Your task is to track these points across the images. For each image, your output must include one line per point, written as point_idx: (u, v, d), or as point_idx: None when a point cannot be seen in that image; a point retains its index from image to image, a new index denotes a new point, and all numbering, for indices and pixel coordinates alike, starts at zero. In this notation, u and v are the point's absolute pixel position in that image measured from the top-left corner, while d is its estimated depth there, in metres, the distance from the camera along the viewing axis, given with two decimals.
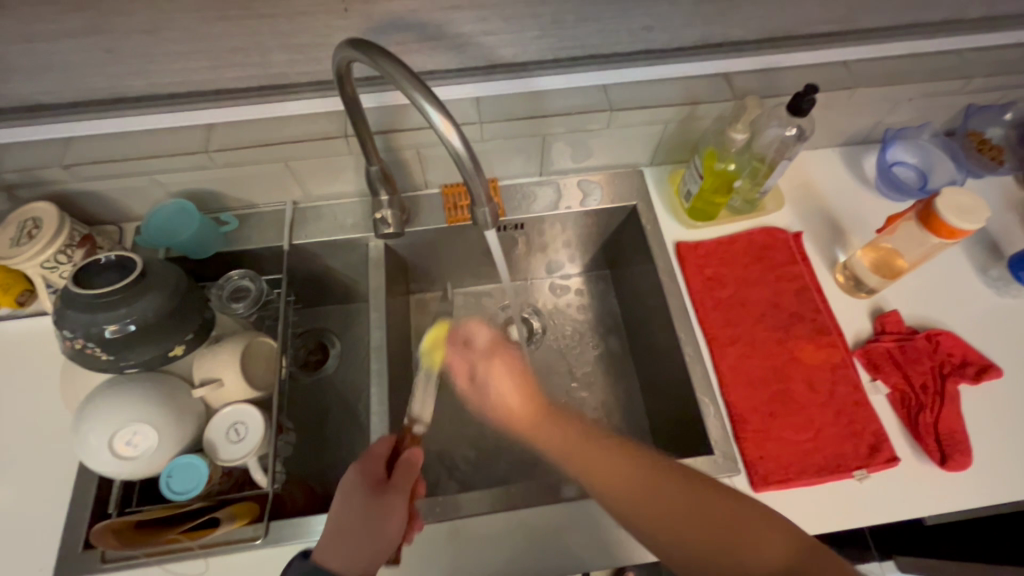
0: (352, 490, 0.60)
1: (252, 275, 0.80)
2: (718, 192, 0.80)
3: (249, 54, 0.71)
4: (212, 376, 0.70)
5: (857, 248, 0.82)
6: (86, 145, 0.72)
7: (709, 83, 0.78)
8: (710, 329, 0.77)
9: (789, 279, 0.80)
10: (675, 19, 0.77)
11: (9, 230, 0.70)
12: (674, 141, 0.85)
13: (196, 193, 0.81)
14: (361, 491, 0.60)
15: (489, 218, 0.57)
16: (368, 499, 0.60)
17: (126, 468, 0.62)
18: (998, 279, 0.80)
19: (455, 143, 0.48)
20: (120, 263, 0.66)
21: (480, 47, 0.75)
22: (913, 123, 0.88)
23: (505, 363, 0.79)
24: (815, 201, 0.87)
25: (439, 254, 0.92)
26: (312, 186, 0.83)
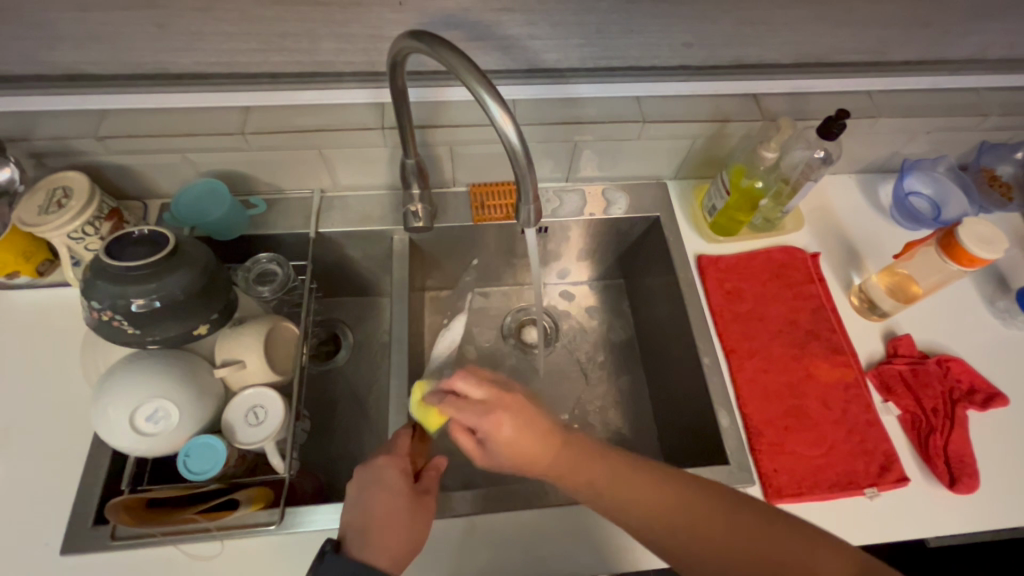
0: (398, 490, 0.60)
1: (280, 259, 0.81)
2: (741, 210, 0.82)
3: (298, 39, 0.69)
4: (234, 358, 0.69)
5: (872, 272, 0.85)
6: (126, 119, 0.72)
7: (740, 103, 0.80)
8: (729, 341, 0.79)
9: (806, 297, 0.82)
10: (716, 37, 0.76)
11: (38, 198, 0.69)
12: (700, 156, 0.87)
13: (226, 174, 0.81)
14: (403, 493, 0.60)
15: (532, 217, 0.58)
16: (412, 500, 0.60)
17: (143, 445, 0.62)
18: (1005, 310, 0.83)
19: (511, 138, 0.49)
20: (152, 238, 0.66)
21: (525, 50, 0.74)
22: (930, 155, 0.91)
23: (515, 418, 0.58)
24: (833, 224, 0.90)
25: (460, 252, 0.93)
26: (342, 175, 0.84)
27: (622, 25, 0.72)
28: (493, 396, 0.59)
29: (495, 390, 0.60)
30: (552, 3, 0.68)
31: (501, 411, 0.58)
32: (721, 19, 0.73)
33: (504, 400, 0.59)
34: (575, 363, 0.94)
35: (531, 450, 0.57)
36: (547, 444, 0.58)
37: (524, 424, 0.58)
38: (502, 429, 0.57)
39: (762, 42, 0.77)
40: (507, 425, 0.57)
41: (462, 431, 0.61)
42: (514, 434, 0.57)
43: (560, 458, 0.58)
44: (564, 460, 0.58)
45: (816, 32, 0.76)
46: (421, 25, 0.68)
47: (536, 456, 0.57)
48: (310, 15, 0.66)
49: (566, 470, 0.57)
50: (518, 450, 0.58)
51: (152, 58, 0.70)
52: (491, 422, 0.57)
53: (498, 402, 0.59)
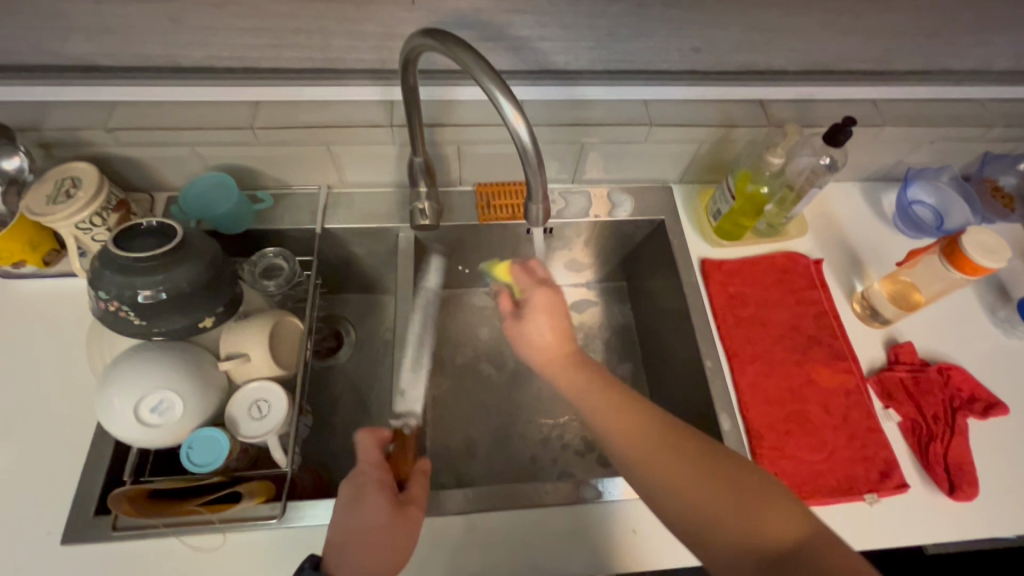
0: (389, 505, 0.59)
1: (286, 254, 0.81)
2: (746, 214, 0.82)
3: (311, 36, 0.70)
4: (239, 351, 0.69)
5: (875, 279, 0.85)
6: (136, 111, 0.73)
7: (747, 108, 0.81)
8: (731, 345, 0.79)
9: (809, 303, 0.82)
10: (724, 43, 0.76)
11: (46, 187, 0.70)
12: (706, 160, 0.88)
13: (234, 169, 0.81)
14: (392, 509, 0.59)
15: (540, 216, 0.59)
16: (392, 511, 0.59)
17: (147, 436, 0.62)
18: (1005, 320, 0.83)
19: (522, 136, 0.50)
20: (161, 230, 0.66)
21: (536, 51, 0.74)
22: (933, 165, 0.92)
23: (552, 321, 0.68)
24: (837, 231, 0.90)
25: (464, 251, 0.93)
26: (349, 172, 0.84)
27: (633, 29, 0.73)
28: (549, 280, 0.71)
29: (554, 301, 0.69)
30: (564, 5, 0.68)
31: (545, 312, 0.68)
32: (731, 24, 0.73)
33: (556, 304, 0.69)
34: None
35: (552, 336, 0.68)
36: (563, 341, 0.68)
37: (553, 322, 0.68)
38: (540, 300, 0.69)
39: (770, 49, 0.78)
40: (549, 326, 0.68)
41: (504, 297, 0.72)
42: (546, 331, 0.68)
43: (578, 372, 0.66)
44: (582, 379, 0.65)
45: (824, 40, 0.77)
46: (433, 24, 0.69)
47: (557, 354, 0.68)
48: (324, 10, 0.66)
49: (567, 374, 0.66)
50: (540, 342, 0.68)
51: (164, 51, 0.70)
52: (531, 314, 0.68)
53: (535, 295, 0.69)
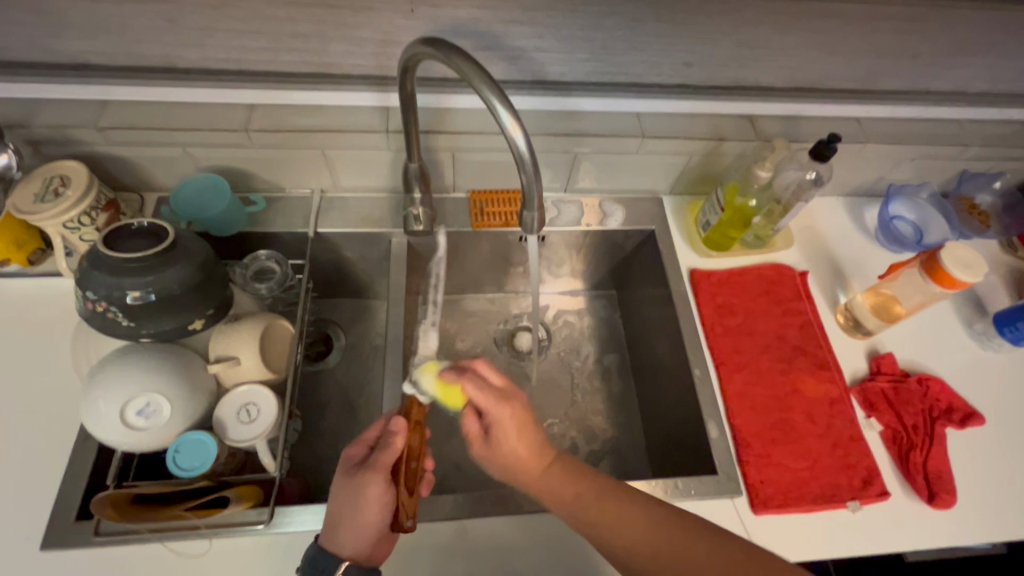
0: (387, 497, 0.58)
1: (279, 258, 0.80)
2: (733, 227, 0.84)
3: (309, 40, 0.70)
4: (229, 354, 0.69)
5: (857, 292, 0.87)
6: (129, 111, 0.72)
7: (736, 123, 0.83)
8: (719, 354, 0.80)
9: (794, 314, 0.84)
10: (715, 59, 0.78)
11: (34, 185, 0.69)
12: (696, 172, 0.89)
13: (226, 170, 0.81)
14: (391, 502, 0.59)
15: (535, 223, 0.59)
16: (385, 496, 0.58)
17: (132, 439, 0.61)
18: (982, 333, 0.86)
19: (519, 144, 0.51)
20: (151, 231, 0.66)
21: (532, 62, 0.75)
22: (913, 182, 0.95)
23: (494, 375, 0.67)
24: (822, 244, 0.92)
25: (456, 257, 0.93)
26: (343, 176, 0.84)
27: (627, 43, 0.74)
28: (506, 387, 0.67)
29: (505, 390, 0.66)
30: (560, 18, 0.69)
31: (513, 402, 0.65)
32: (722, 42, 0.75)
33: (516, 395, 0.67)
34: (566, 372, 0.95)
35: (531, 456, 0.64)
36: (538, 454, 0.64)
37: (519, 431, 0.64)
38: (507, 418, 0.64)
39: (759, 66, 0.80)
40: (514, 417, 0.64)
41: (472, 416, 0.68)
42: (513, 433, 0.64)
43: (551, 469, 0.63)
44: (554, 477, 0.63)
45: (811, 59, 0.79)
46: (431, 32, 0.70)
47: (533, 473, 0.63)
48: (323, 17, 0.66)
49: (556, 481, 0.62)
50: (517, 460, 0.64)
51: (159, 52, 0.70)
52: (502, 408, 0.64)
53: (513, 395, 0.66)
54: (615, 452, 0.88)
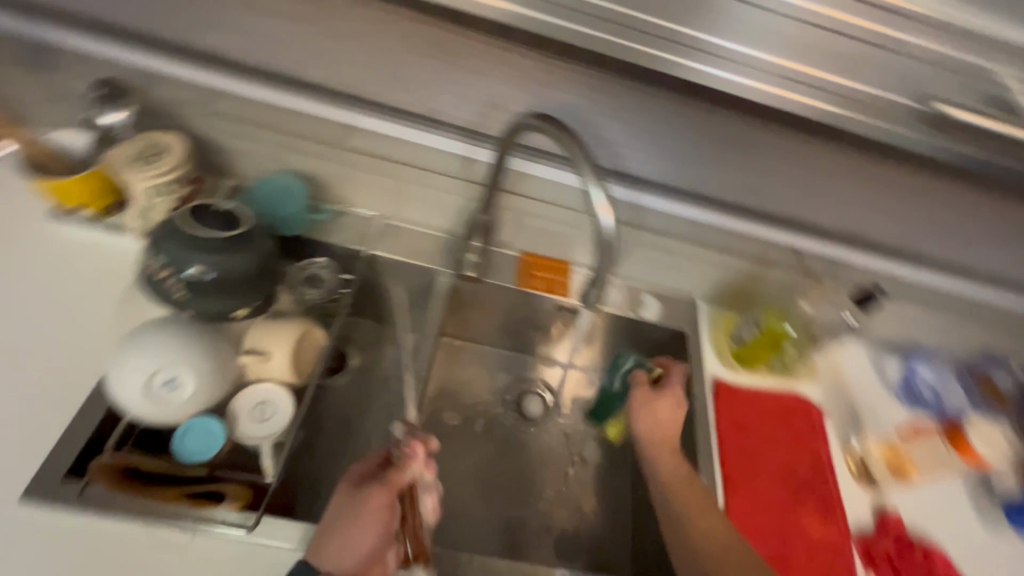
0: (383, 521, 0.59)
1: (333, 268, 0.83)
2: (764, 347, 0.88)
3: (422, 85, 0.74)
4: (261, 348, 0.70)
5: (872, 441, 0.87)
6: (241, 105, 0.78)
7: (783, 253, 0.88)
8: (728, 470, 0.80)
9: (807, 447, 0.84)
10: (779, 192, 0.82)
11: (136, 146, 0.73)
12: (734, 287, 0.94)
13: (305, 177, 0.85)
14: (386, 526, 0.60)
15: (597, 300, 0.66)
16: (383, 530, 0.59)
17: (149, 408, 0.61)
18: (988, 514, 0.85)
19: (607, 223, 0.57)
20: (229, 214, 0.69)
21: (615, 154, 0.79)
22: (932, 347, 1.00)
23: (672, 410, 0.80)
24: (843, 385, 0.93)
25: (491, 311, 0.95)
26: (410, 209, 0.89)
27: (705, 158, 0.79)
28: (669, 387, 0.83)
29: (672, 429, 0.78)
30: (652, 123, 0.75)
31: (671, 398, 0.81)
32: (792, 180, 0.81)
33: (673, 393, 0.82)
34: (569, 446, 0.95)
35: (676, 464, 0.75)
36: (682, 464, 0.75)
37: (672, 453, 0.76)
38: (669, 396, 0.81)
39: (816, 210, 0.85)
40: (672, 405, 0.80)
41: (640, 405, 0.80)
42: (675, 470, 0.74)
43: (687, 486, 0.73)
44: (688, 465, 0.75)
45: (866, 215, 0.84)
46: (533, 105, 0.74)
47: (686, 481, 0.73)
48: (444, 69, 0.72)
49: (693, 500, 0.71)
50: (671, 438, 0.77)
51: (285, 65, 0.74)
52: (659, 397, 0.81)
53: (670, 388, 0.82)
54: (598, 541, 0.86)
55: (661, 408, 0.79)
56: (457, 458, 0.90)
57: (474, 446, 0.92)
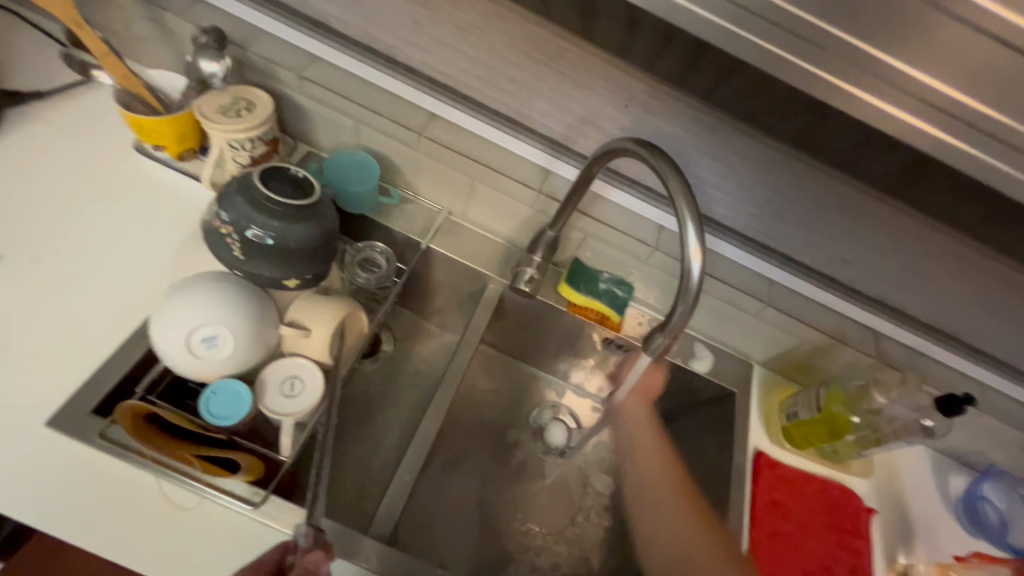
0: None
1: (389, 256, 0.81)
2: (823, 432, 0.80)
3: (519, 88, 0.71)
4: (304, 323, 0.68)
5: (920, 559, 0.79)
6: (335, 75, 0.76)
7: (861, 334, 0.82)
8: (756, 553, 0.74)
9: (847, 550, 0.77)
10: (874, 269, 0.76)
11: (223, 99, 0.73)
12: (799, 357, 0.87)
13: (380, 157, 0.84)
14: None
15: (659, 348, 0.60)
16: None
17: (184, 361, 0.60)
18: None
19: (692, 269, 0.53)
20: (300, 181, 0.67)
21: (704, 195, 0.74)
22: (1013, 473, 0.88)
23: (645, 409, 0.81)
24: (899, 489, 0.84)
25: (536, 328, 0.92)
26: (477, 209, 0.86)
27: (800, 218, 0.73)
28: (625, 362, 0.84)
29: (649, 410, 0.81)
30: (752, 171, 0.70)
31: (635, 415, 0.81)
32: (895, 261, 0.74)
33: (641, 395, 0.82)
34: (588, 485, 0.90)
35: (658, 467, 0.77)
36: (670, 471, 0.77)
37: (657, 453, 0.78)
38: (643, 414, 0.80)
39: (910, 295, 0.77)
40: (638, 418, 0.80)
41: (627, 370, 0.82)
42: (658, 471, 0.77)
43: (670, 484, 0.76)
44: (659, 466, 0.77)
45: (965, 312, 0.76)
46: (629, 129, 0.70)
47: (671, 483, 0.76)
48: (546, 76, 0.68)
49: (660, 498, 0.75)
50: (654, 479, 0.77)
51: (387, 45, 0.73)
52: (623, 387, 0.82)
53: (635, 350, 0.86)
54: None
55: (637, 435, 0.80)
56: (471, 471, 0.87)
57: (490, 462, 0.89)
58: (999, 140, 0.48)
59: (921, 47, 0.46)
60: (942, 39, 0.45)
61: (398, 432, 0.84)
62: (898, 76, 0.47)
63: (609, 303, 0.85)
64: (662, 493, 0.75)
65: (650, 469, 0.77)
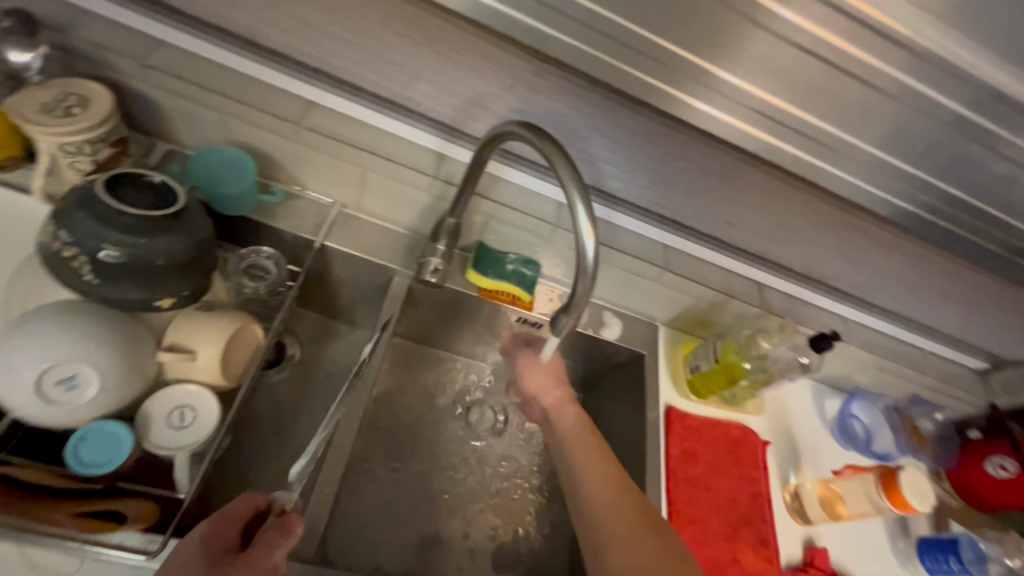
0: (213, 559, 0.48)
1: (279, 259, 0.75)
2: (721, 380, 0.86)
3: (400, 71, 0.67)
4: (187, 345, 0.61)
5: (808, 477, 0.90)
6: (186, 62, 0.67)
7: (746, 287, 0.89)
8: (674, 500, 0.80)
9: (749, 481, 0.85)
10: (753, 227, 0.82)
11: (44, 95, 0.61)
12: (697, 314, 0.94)
13: (255, 152, 0.76)
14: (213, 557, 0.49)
15: (567, 328, 0.61)
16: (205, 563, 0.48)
17: (36, 410, 0.51)
18: (903, 551, 0.90)
19: (587, 249, 0.53)
20: (160, 189, 0.60)
21: (597, 170, 0.76)
22: (873, 390, 1.03)
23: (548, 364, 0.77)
24: (787, 420, 0.95)
25: (448, 316, 0.90)
26: (371, 200, 0.82)
27: (686, 185, 0.77)
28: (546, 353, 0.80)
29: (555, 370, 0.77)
30: (639, 144, 0.72)
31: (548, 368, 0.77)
32: (768, 217, 0.80)
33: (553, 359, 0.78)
34: (517, 463, 0.92)
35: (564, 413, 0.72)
36: (600, 451, 0.66)
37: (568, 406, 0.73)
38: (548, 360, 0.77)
39: (783, 248, 0.85)
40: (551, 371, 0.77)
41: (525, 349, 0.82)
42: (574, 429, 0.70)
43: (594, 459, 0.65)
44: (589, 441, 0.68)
45: (828, 258, 0.86)
46: (518, 109, 0.69)
47: (588, 438, 0.68)
48: (427, 57, 0.64)
49: (591, 470, 0.64)
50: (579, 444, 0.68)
51: (242, 25, 0.64)
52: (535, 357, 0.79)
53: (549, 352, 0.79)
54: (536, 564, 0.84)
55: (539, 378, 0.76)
56: (398, 469, 0.85)
57: (417, 456, 0.87)
58: (793, 131, 0.68)
59: (747, 61, 0.62)
60: (767, 49, 0.60)
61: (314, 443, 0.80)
62: (729, 90, 0.64)
63: (519, 284, 0.84)
64: (588, 462, 0.65)
65: (580, 436, 0.69)
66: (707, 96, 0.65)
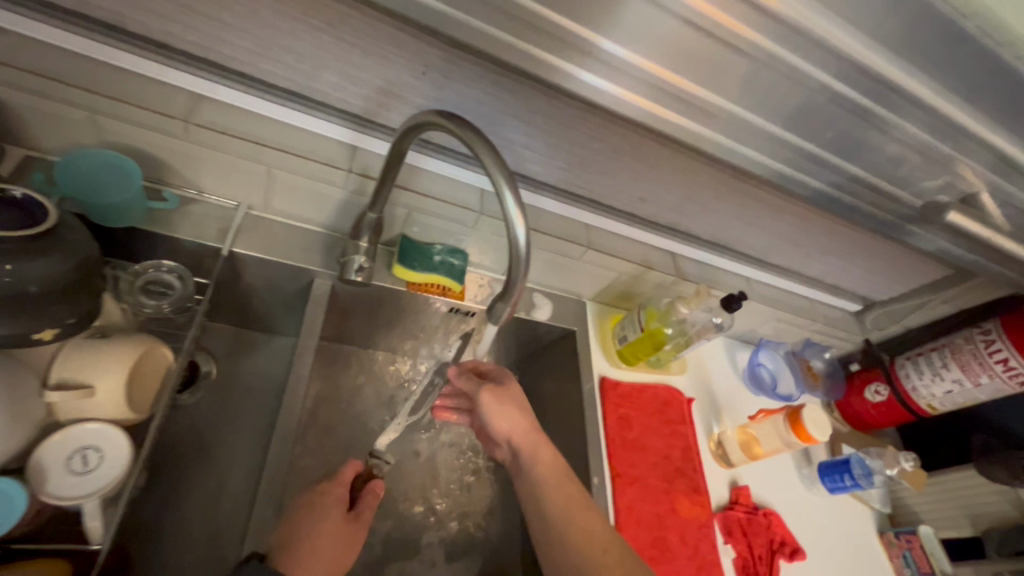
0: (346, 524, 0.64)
1: (182, 272, 0.69)
2: (646, 348, 0.92)
3: (300, 60, 0.62)
4: (80, 380, 0.54)
5: (727, 425, 0.99)
6: (39, 54, 0.57)
7: (661, 257, 0.95)
8: (615, 464, 0.84)
9: (679, 436, 0.92)
10: (664, 202, 0.87)
11: None
12: (620, 288, 0.99)
13: (138, 155, 0.68)
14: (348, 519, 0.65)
15: (503, 315, 0.61)
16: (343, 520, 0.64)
17: None
18: (807, 476, 1.03)
19: (518, 235, 0.53)
20: (25, 205, 0.51)
21: (516, 155, 0.76)
22: (775, 339, 1.15)
23: (505, 402, 0.75)
24: (705, 376, 1.04)
25: (377, 314, 0.87)
26: (281, 199, 0.76)
27: (601, 166, 0.79)
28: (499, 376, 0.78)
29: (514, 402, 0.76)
30: (554, 129, 0.72)
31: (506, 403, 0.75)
32: (674, 192, 0.85)
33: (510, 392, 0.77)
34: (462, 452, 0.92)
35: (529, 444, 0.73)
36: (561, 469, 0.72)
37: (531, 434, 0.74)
38: (494, 400, 0.75)
39: (692, 218, 0.91)
40: (508, 408, 0.75)
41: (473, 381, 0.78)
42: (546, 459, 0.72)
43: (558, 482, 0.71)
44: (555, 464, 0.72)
45: (732, 225, 0.93)
46: (431, 96, 0.67)
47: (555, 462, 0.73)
48: (329, 45, 0.59)
49: (562, 495, 0.70)
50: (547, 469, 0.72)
51: (105, 9, 0.56)
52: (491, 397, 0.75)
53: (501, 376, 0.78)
54: (490, 546, 0.86)
55: (505, 415, 0.75)
56: None
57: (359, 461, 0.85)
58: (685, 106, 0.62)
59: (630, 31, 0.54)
60: (648, 16, 0.53)
61: (245, 464, 0.76)
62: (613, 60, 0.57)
63: (448, 274, 0.83)
64: (558, 489, 0.70)
65: (548, 463, 0.72)
66: (587, 64, 0.57)
